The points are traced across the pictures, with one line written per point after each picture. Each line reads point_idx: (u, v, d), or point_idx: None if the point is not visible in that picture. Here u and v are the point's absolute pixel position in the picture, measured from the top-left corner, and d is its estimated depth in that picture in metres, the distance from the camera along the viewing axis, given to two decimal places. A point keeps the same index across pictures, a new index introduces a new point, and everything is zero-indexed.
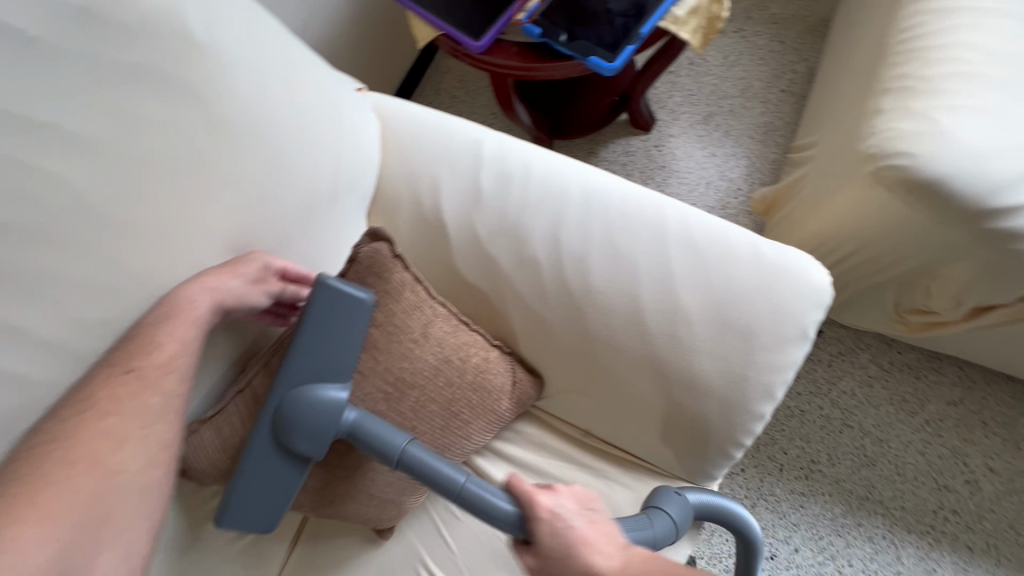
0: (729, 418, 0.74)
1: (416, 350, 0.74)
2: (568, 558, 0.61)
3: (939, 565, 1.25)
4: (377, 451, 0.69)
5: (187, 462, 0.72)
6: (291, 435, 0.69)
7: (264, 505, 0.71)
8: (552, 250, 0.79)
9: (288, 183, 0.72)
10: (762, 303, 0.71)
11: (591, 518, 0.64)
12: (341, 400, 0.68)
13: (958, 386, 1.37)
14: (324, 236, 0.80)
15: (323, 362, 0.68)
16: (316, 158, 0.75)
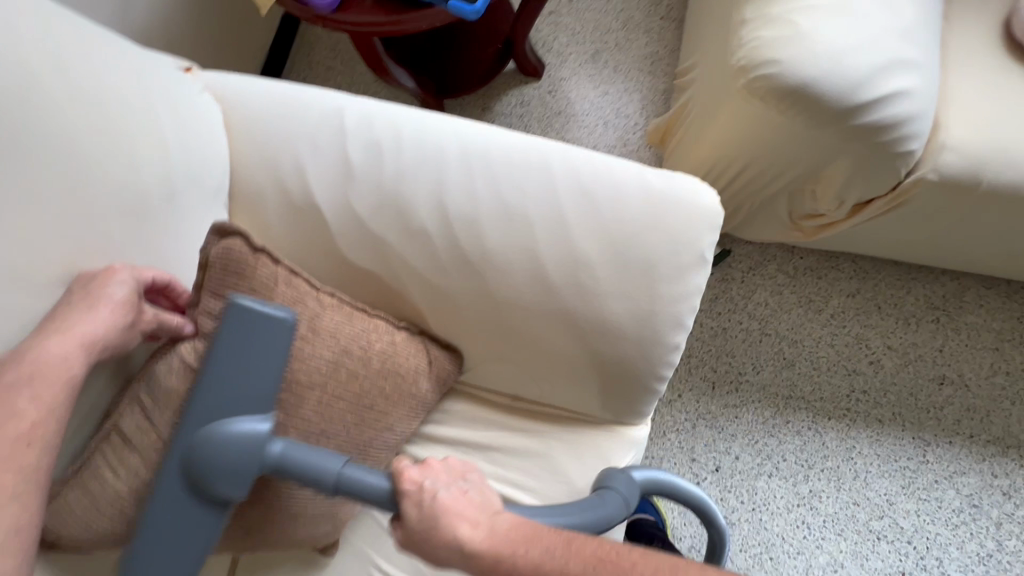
0: (646, 353, 0.74)
1: (307, 349, 0.68)
2: (432, 529, 0.60)
3: (857, 441, 1.38)
4: (310, 481, 0.61)
5: (54, 530, 0.62)
6: (206, 475, 0.60)
7: (164, 553, 0.60)
8: (439, 217, 0.73)
9: (105, 193, 0.61)
10: (658, 235, 0.69)
11: (462, 488, 0.63)
12: (260, 432, 0.60)
13: (854, 279, 1.48)
14: (176, 245, 0.70)
15: (238, 391, 0.60)
16: (135, 159, 0.64)
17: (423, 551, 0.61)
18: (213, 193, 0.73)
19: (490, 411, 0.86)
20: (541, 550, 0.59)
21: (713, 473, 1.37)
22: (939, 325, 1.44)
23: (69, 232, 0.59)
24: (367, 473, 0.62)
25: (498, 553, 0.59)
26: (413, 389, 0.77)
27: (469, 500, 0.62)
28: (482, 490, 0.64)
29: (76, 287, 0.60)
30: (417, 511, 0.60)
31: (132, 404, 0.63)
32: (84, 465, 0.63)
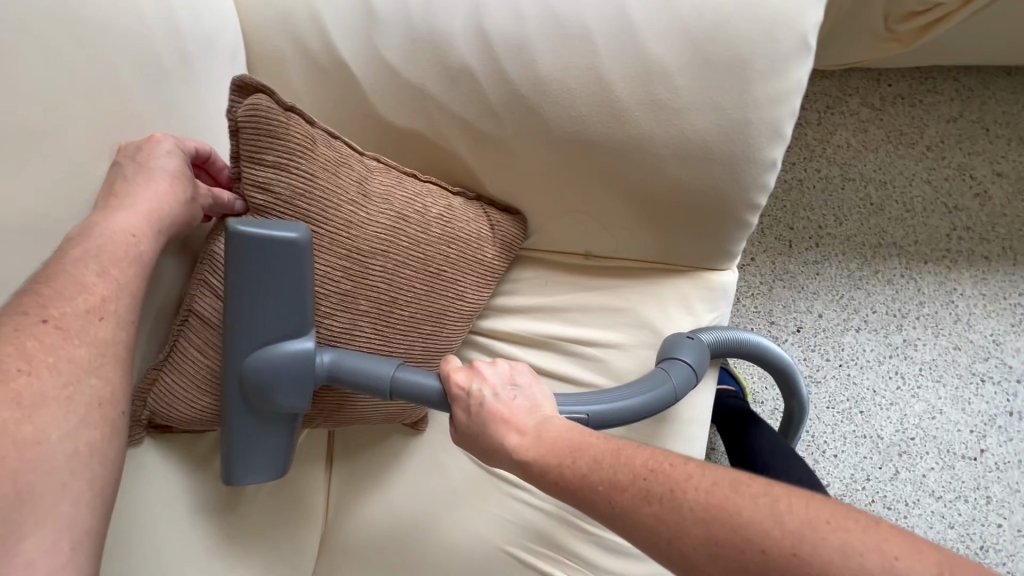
0: (736, 177, 0.64)
1: (363, 208, 0.63)
2: (484, 431, 0.61)
3: (959, 283, 1.25)
4: (364, 389, 0.63)
5: (157, 417, 0.63)
6: (268, 395, 0.62)
7: (251, 460, 0.66)
8: (483, 48, 0.63)
9: (118, 55, 0.55)
10: (750, 21, 0.57)
11: (511, 394, 0.62)
12: (307, 350, 0.62)
13: (956, 101, 1.27)
14: (211, 122, 0.66)
15: (273, 311, 0.59)
16: (143, 17, 0.57)
17: (465, 441, 0.63)
18: (230, 62, 0.67)
19: (561, 275, 0.80)
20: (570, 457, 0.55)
21: (795, 334, 1.29)
22: None
23: (90, 101, 0.53)
24: (420, 375, 0.65)
25: (539, 456, 0.57)
26: (479, 254, 0.72)
27: (517, 403, 0.62)
28: (535, 396, 0.63)
29: (122, 159, 0.57)
30: (465, 412, 0.62)
31: (201, 284, 0.61)
32: (167, 349, 0.62)
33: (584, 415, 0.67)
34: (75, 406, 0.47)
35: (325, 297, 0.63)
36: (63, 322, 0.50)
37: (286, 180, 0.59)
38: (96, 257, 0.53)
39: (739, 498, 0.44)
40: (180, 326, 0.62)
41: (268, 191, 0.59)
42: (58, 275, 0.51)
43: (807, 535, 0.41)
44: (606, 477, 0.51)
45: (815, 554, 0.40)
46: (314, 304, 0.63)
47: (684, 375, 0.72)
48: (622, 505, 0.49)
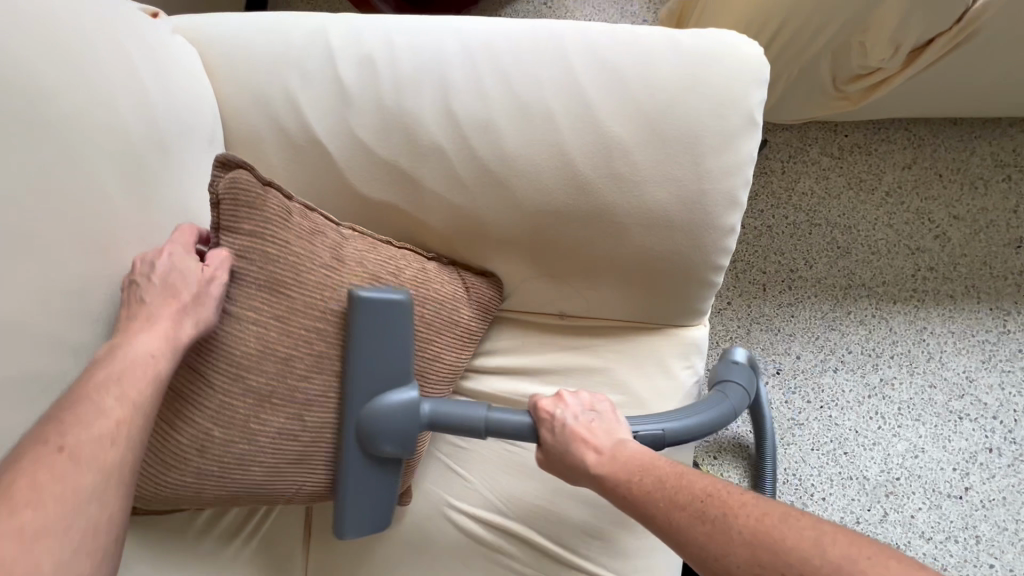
0: (698, 241, 0.67)
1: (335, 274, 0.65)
2: (567, 454, 0.66)
3: (928, 321, 1.29)
4: (462, 428, 0.70)
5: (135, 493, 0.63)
6: (377, 440, 0.68)
7: (362, 500, 0.70)
8: (451, 127, 0.66)
9: (100, 146, 0.57)
10: (699, 101, 0.61)
11: (594, 417, 0.67)
12: (412, 398, 0.69)
13: (908, 149, 1.35)
14: (191, 203, 0.67)
15: (391, 363, 0.67)
16: (123, 108, 0.59)
17: (557, 465, 0.67)
18: (209, 144, 0.69)
19: (539, 335, 0.81)
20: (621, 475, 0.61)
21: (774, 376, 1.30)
22: (1011, 183, 1.31)
23: (66, 193, 0.55)
24: (512, 413, 0.71)
25: (616, 472, 0.61)
26: (450, 315, 0.73)
27: (595, 428, 0.66)
28: (615, 420, 0.67)
29: (137, 278, 0.58)
30: (551, 433, 0.67)
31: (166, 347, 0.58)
32: None
33: (660, 431, 0.70)
34: (70, 540, 0.44)
35: (299, 360, 0.64)
36: (78, 449, 0.47)
37: (261, 252, 0.60)
38: (121, 377, 0.53)
39: (785, 526, 0.48)
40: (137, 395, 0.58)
41: (243, 259, 0.60)
42: (81, 397, 0.50)
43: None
44: (664, 494, 0.56)
45: None
46: (288, 370, 0.64)
47: (738, 396, 0.80)
48: (680, 523, 0.53)
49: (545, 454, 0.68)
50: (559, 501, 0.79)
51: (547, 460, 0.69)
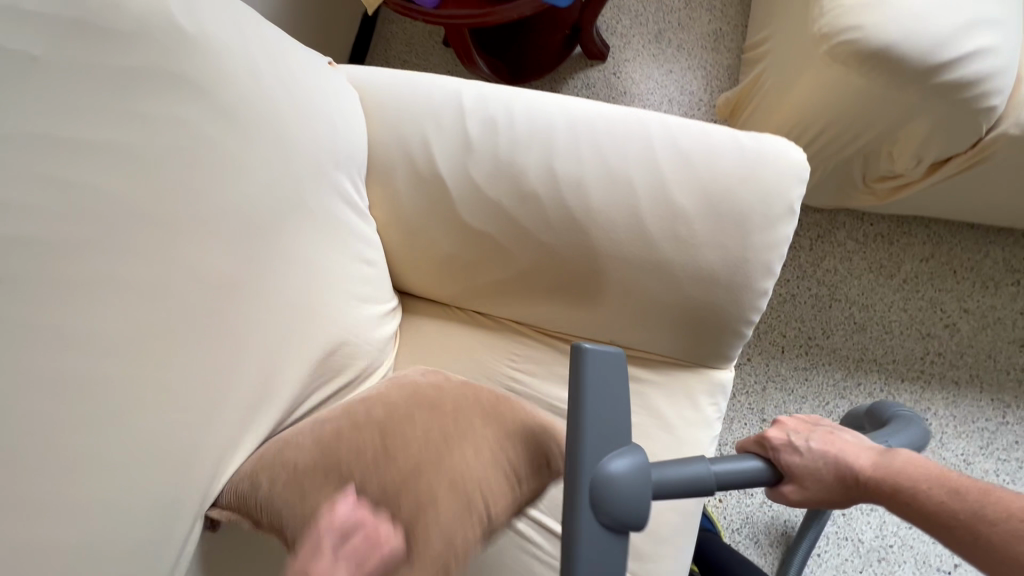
0: (736, 298, 0.82)
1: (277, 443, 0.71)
2: (820, 466, 0.80)
3: (932, 402, 1.40)
4: (690, 486, 0.73)
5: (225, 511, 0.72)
6: (606, 500, 0.63)
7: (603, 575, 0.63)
8: (549, 181, 0.84)
9: (300, 160, 0.74)
10: (751, 188, 0.77)
11: (830, 428, 0.84)
12: (627, 464, 0.65)
13: (928, 244, 1.49)
14: (347, 209, 0.82)
15: (614, 426, 0.65)
16: (314, 132, 0.75)
17: (810, 486, 0.81)
18: (359, 170, 0.86)
19: None
20: (870, 471, 0.77)
21: None
22: (1020, 287, 1.44)
23: (283, 198, 0.71)
24: (733, 462, 0.79)
25: (885, 475, 0.76)
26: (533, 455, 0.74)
27: (843, 439, 0.82)
28: (847, 429, 0.84)
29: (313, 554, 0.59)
30: (796, 456, 0.81)
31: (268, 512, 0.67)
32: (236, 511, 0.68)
33: None
34: None
35: None
36: None
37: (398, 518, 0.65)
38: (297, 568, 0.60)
39: None
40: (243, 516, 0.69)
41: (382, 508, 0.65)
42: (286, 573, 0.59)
43: None
44: (934, 495, 0.72)
45: None
46: None
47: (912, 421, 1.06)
48: (979, 526, 0.67)
49: (797, 483, 0.81)
50: None
51: (796, 492, 0.82)
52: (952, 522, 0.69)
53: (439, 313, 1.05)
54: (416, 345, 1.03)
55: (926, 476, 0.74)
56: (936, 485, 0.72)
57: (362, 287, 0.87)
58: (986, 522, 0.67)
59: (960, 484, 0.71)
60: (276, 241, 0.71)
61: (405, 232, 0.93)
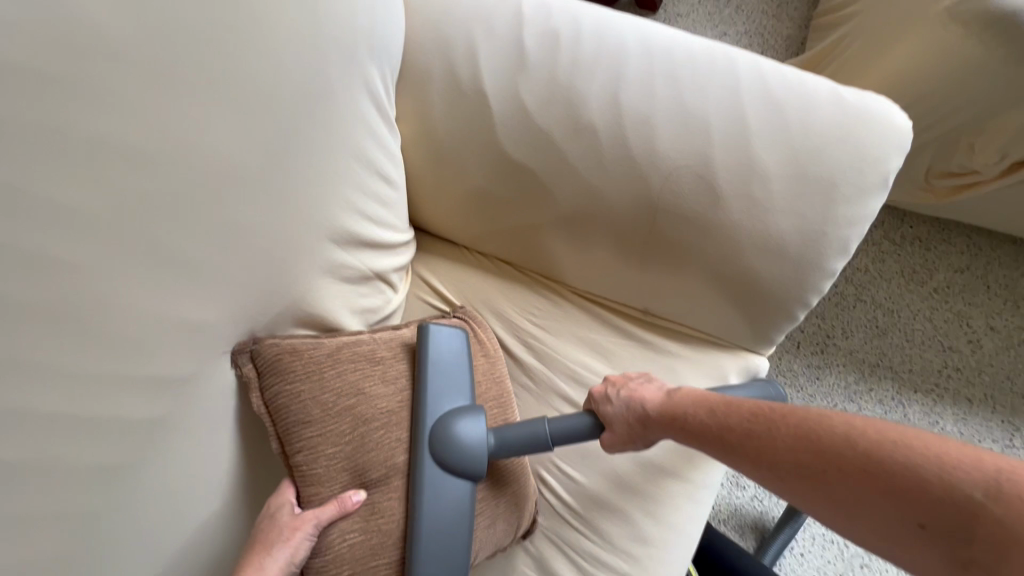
0: (801, 276, 0.73)
1: (325, 373, 0.67)
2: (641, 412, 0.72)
3: (943, 416, 1.35)
4: (530, 447, 0.74)
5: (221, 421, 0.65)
6: (446, 449, 0.70)
7: (445, 527, 0.69)
8: (613, 114, 0.72)
9: (332, 38, 0.61)
10: (847, 150, 0.67)
11: (642, 379, 0.77)
12: (528, 431, 0.74)
13: (965, 254, 1.42)
14: (373, 114, 0.70)
15: (444, 382, 0.74)
16: (351, 8, 0.62)
17: (621, 437, 0.74)
18: (393, 71, 0.74)
19: (619, 322, 0.88)
20: (696, 408, 0.68)
21: None
22: None
23: (303, 85, 0.59)
24: (565, 419, 0.76)
25: (679, 405, 0.70)
26: (521, 485, 0.82)
27: (658, 384, 0.76)
28: (654, 377, 0.79)
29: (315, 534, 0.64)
30: (611, 406, 0.74)
31: (298, 439, 0.65)
32: (280, 414, 0.65)
33: None
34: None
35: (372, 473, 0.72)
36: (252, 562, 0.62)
37: (379, 519, 0.68)
38: (279, 538, 0.62)
39: (825, 425, 0.54)
40: (266, 412, 0.65)
41: (372, 518, 0.68)
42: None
43: (881, 449, 0.49)
44: (738, 422, 0.62)
45: (910, 463, 0.47)
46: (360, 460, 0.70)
47: None
48: (765, 440, 0.58)
49: (608, 430, 0.75)
50: (595, 480, 0.87)
51: (611, 439, 0.75)
52: (795, 457, 0.55)
53: (458, 256, 0.94)
54: (429, 287, 0.93)
55: (766, 412, 0.60)
56: (778, 424, 0.58)
57: (377, 210, 0.75)
58: (832, 449, 0.52)
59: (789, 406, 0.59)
60: (289, 134, 0.59)
61: (435, 156, 0.81)
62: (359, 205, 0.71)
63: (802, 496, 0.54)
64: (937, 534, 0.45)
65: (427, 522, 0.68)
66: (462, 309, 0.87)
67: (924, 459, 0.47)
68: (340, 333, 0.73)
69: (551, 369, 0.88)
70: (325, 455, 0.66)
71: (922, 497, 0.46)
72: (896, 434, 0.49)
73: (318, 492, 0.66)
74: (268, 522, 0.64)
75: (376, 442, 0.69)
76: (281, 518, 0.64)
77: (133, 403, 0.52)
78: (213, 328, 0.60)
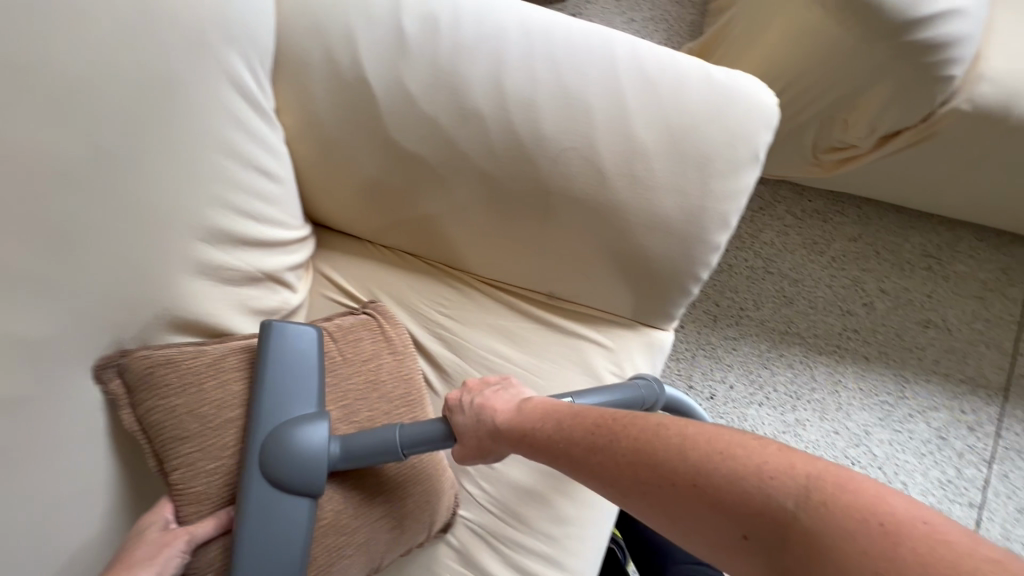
0: (688, 251, 0.75)
1: (205, 386, 0.66)
2: (483, 425, 0.73)
3: (844, 375, 1.46)
4: (376, 456, 0.69)
5: (88, 442, 0.60)
6: (277, 464, 0.65)
7: (271, 543, 0.65)
8: (496, 98, 0.72)
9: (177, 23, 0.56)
10: (718, 128, 0.70)
11: (498, 387, 0.78)
12: (373, 440, 0.69)
13: (858, 224, 1.53)
14: (241, 104, 0.65)
15: (289, 391, 0.68)
16: None
17: (473, 448, 0.75)
18: (265, 58, 0.69)
19: (526, 308, 0.88)
20: (548, 421, 0.70)
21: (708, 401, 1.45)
22: (931, 272, 1.51)
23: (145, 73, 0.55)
24: (418, 426, 0.73)
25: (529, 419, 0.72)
26: (435, 484, 0.81)
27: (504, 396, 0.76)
28: (516, 386, 0.79)
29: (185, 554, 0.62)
30: (462, 416, 0.74)
31: (174, 456, 0.63)
32: (157, 430, 0.63)
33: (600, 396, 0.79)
34: None
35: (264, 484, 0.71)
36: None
37: None
38: (146, 553, 0.60)
39: (659, 439, 0.58)
40: (140, 429, 0.63)
41: None
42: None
43: (703, 469, 0.52)
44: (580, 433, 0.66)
45: (732, 478, 0.49)
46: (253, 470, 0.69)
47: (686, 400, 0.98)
48: (609, 452, 0.62)
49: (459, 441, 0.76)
50: (512, 466, 0.87)
51: (463, 452, 0.77)
52: (638, 474, 0.57)
53: (362, 251, 0.91)
54: (334, 285, 0.89)
55: (610, 423, 0.64)
56: (617, 436, 0.62)
57: (259, 209, 0.71)
58: (667, 466, 0.55)
59: (628, 418, 0.63)
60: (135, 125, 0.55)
61: (321, 148, 0.78)
62: (236, 202, 0.67)
63: (648, 509, 0.57)
64: (757, 545, 0.46)
65: (250, 539, 0.64)
66: (370, 304, 0.83)
67: (743, 467, 0.49)
68: (232, 336, 0.71)
69: (463, 361, 0.87)
70: (203, 470, 0.65)
71: (736, 512, 0.48)
72: (714, 452, 0.52)
73: (199, 507, 0.65)
74: (137, 538, 0.62)
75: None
76: (149, 534, 0.62)
77: None
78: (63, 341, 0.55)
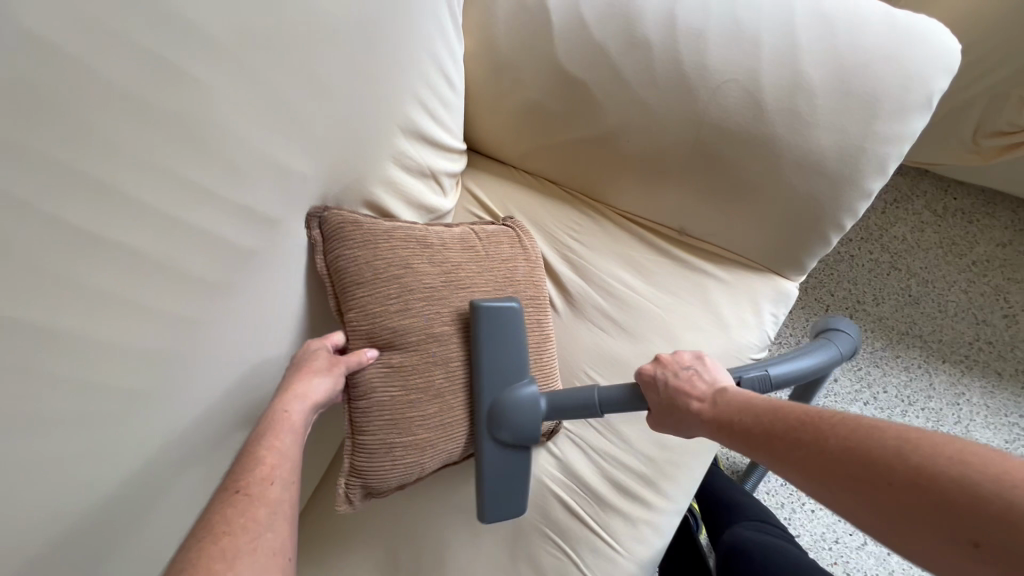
0: (838, 195, 0.76)
1: (379, 244, 0.75)
2: (677, 401, 0.74)
3: (968, 388, 1.35)
4: (578, 414, 0.81)
5: (293, 281, 0.73)
6: (503, 428, 0.81)
7: (511, 478, 0.83)
8: (667, 29, 0.77)
9: None
10: (893, 69, 0.70)
11: (697, 368, 0.76)
12: (576, 396, 0.80)
13: (1010, 230, 1.41)
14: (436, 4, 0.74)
15: (506, 364, 0.80)
16: None
17: (667, 419, 0.76)
18: None
19: (656, 242, 0.92)
20: (746, 414, 0.66)
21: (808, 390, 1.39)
22: None
23: None
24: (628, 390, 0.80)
25: (721, 414, 0.69)
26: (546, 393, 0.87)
27: (699, 377, 0.75)
28: (711, 371, 0.76)
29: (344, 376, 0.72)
30: (657, 393, 0.76)
31: (351, 298, 0.75)
32: (341, 274, 0.74)
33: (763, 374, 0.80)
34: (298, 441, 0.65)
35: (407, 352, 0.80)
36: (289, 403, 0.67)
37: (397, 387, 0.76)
38: (323, 368, 0.71)
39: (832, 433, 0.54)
40: (327, 272, 0.75)
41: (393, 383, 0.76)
42: (248, 441, 0.63)
43: (927, 465, 0.45)
44: (742, 428, 0.65)
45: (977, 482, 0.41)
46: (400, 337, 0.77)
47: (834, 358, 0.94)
48: (784, 448, 0.58)
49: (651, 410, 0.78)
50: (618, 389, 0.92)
51: (657, 420, 0.78)
52: (844, 465, 0.50)
53: (507, 175, 1.00)
54: (477, 201, 0.99)
55: (806, 422, 0.57)
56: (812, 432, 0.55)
57: (437, 109, 0.81)
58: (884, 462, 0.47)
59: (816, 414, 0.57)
60: (375, 10, 0.65)
61: (493, 67, 0.87)
62: (425, 100, 0.78)
63: (851, 505, 0.49)
64: (994, 555, 0.39)
65: (492, 480, 0.82)
66: (510, 219, 0.92)
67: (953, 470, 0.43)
68: (397, 219, 0.80)
69: (588, 285, 0.93)
70: (369, 313, 0.75)
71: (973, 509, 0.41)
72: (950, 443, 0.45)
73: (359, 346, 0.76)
74: (306, 356, 0.72)
75: (415, 311, 0.77)
76: (321, 353, 0.73)
77: (226, 228, 0.59)
78: (297, 183, 0.66)
